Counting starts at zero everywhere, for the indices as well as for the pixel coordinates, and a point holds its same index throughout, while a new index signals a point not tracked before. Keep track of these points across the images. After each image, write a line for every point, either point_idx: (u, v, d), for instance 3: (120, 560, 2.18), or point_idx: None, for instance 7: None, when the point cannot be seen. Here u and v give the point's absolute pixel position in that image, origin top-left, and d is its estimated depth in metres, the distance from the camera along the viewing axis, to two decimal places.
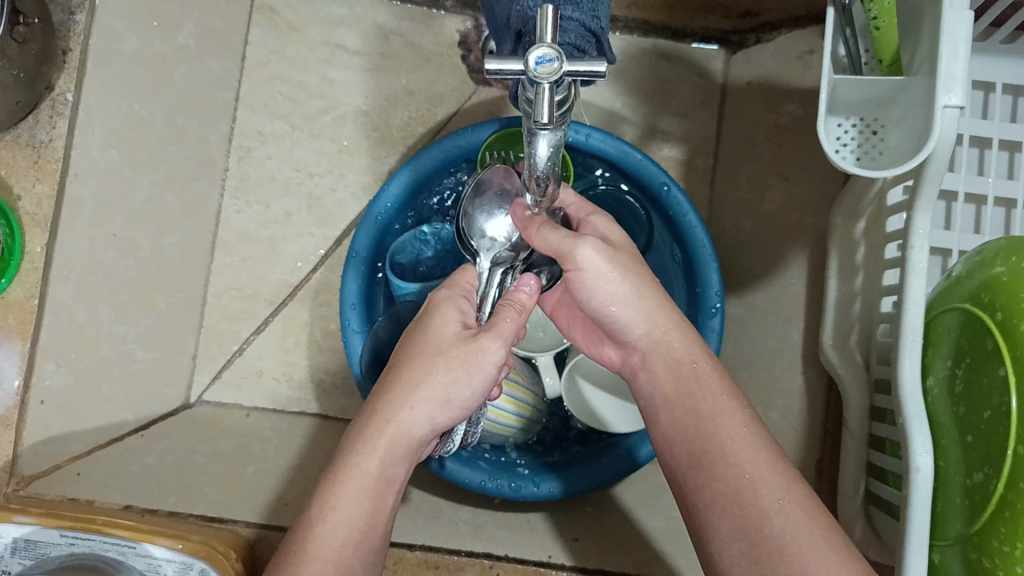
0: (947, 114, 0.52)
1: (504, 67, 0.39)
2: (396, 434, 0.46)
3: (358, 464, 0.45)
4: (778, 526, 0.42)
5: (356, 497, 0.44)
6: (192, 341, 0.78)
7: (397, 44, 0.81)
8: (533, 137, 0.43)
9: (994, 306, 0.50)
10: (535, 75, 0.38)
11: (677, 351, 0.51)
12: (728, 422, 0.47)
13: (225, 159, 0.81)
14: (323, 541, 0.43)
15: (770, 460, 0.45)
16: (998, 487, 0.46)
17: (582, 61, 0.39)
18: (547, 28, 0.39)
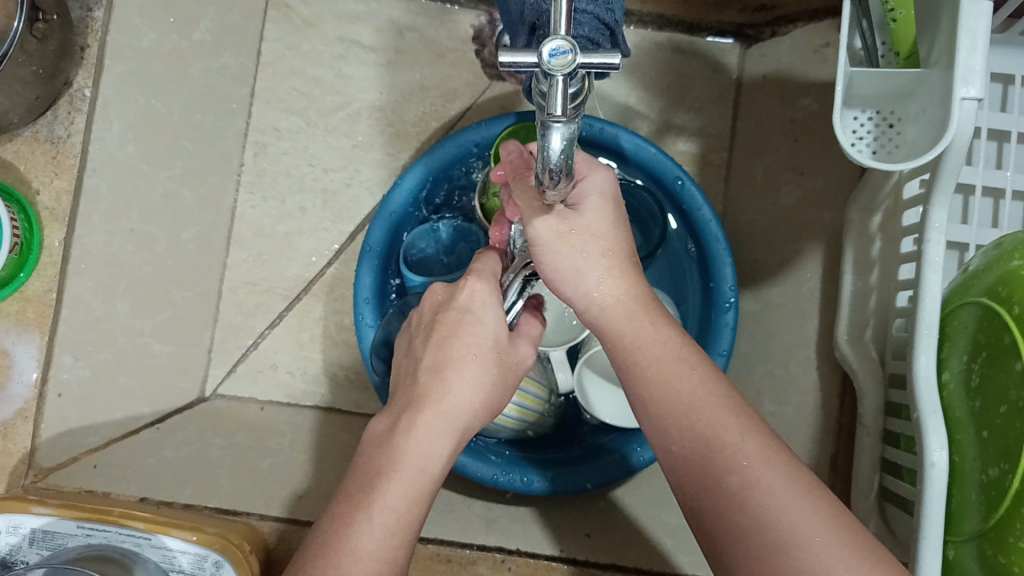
0: (964, 107, 0.52)
1: (517, 59, 0.39)
2: (436, 431, 0.46)
3: (406, 453, 0.45)
4: (741, 481, 0.40)
5: (405, 485, 0.44)
6: (208, 335, 0.77)
7: (412, 40, 0.81)
8: (546, 130, 0.43)
9: (1011, 300, 0.49)
10: (548, 67, 0.38)
11: (628, 308, 0.48)
12: (686, 377, 0.44)
13: (240, 153, 0.80)
14: (375, 527, 0.42)
15: (733, 412, 0.43)
16: (1014, 482, 0.45)
17: (596, 53, 0.38)
18: (561, 20, 0.39)
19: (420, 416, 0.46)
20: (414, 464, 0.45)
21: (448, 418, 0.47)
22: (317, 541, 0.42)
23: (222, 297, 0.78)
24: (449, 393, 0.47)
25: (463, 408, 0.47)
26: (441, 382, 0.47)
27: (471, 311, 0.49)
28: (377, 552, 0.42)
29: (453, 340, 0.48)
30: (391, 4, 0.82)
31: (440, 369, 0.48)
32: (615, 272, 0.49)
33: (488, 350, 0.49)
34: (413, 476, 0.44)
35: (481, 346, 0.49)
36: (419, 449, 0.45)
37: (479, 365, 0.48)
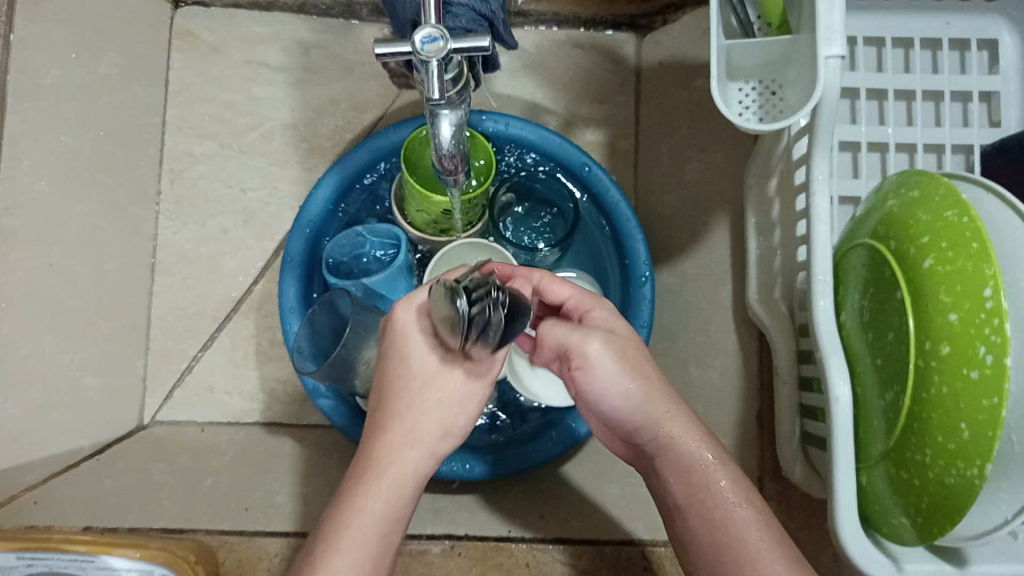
0: (829, 64, 0.56)
1: (394, 50, 0.45)
2: (402, 469, 0.48)
3: (367, 502, 0.46)
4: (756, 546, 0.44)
5: (366, 533, 0.45)
6: (140, 364, 0.78)
7: (319, 57, 0.83)
8: (435, 116, 0.49)
9: (889, 236, 0.52)
10: (423, 53, 0.43)
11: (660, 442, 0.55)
12: None
13: (157, 183, 0.81)
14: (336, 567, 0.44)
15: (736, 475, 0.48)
16: (906, 403, 0.48)
17: (466, 39, 0.44)
18: (431, 11, 0.44)
19: (364, 486, 0.47)
20: (360, 532, 0.45)
21: (397, 482, 0.47)
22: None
23: (152, 326, 0.79)
24: (411, 426, 0.48)
25: (419, 447, 0.48)
26: (402, 414, 0.49)
27: (416, 347, 0.49)
28: None
29: (398, 406, 0.49)
30: (295, 23, 0.83)
31: (385, 432, 0.49)
32: (648, 404, 0.48)
33: (437, 383, 0.49)
34: (365, 548, 0.45)
35: (429, 378, 0.49)
36: (366, 515, 0.46)
37: (432, 393, 0.49)
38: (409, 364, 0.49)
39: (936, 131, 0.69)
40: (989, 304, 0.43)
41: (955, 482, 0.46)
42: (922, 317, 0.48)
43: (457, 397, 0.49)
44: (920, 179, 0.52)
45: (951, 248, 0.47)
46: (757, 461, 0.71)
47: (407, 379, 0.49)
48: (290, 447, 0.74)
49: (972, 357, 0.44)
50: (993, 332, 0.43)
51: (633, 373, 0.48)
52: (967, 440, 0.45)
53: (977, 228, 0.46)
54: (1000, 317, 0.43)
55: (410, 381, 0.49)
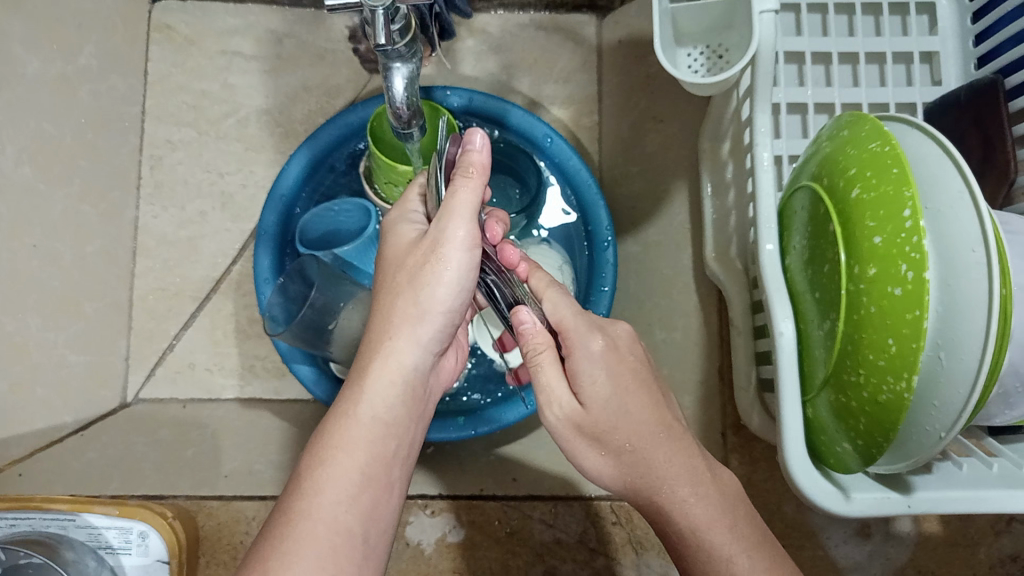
0: (765, 19, 0.59)
1: (343, 3, 0.47)
2: (384, 375, 0.49)
3: (353, 410, 0.48)
4: (724, 554, 0.47)
5: (357, 445, 0.47)
6: (123, 344, 0.80)
7: (291, 46, 0.86)
8: (387, 70, 0.52)
9: (824, 176, 0.55)
10: (370, 2, 0.46)
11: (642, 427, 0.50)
12: (677, 479, 0.49)
13: (137, 169, 0.83)
14: (326, 485, 0.45)
15: (728, 514, 0.49)
16: (841, 329, 0.51)
17: None
18: None
19: (353, 394, 0.49)
20: (351, 435, 0.47)
21: (382, 387, 0.49)
22: (260, 542, 0.43)
23: (134, 307, 0.81)
24: (394, 330, 0.50)
25: (404, 352, 0.50)
26: (387, 317, 0.50)
27: (405, 240, 0.52)
28: (332, 519, 0.44)
29: (382, 305, 0.51)
30: (268, 15, 0.87)
31: (371, 340, 0.51)
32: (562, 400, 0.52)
33: (423, 264, 0.49)
34: (355, 460, 0.47)
35: (411, 270, 0.50)
36: (358, 421, 0.48)
37: (413, 285, 0.50)
38: (396, 276, 0.51)
39: (880, 91, 0.72)
40: (908, 223, 0.46)
41: (888, 397, 0.48)
42: (852, 244, 0.50)
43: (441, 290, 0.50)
44: (851, 119, 0.55)
45: (875, 176, 0.49)
46: (721, 415, 0.73)
47: (397, 276, 0.51)
48: (268, 421, 0.77)
49: (896, 275, 0.47)
50: (913, 249, 0.46)
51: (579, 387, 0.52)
52: (895, 355, 0.47)
53: (898, 155, 0.48)
54: (919, 235, 0.46)
55: (398, 280, 0.50)
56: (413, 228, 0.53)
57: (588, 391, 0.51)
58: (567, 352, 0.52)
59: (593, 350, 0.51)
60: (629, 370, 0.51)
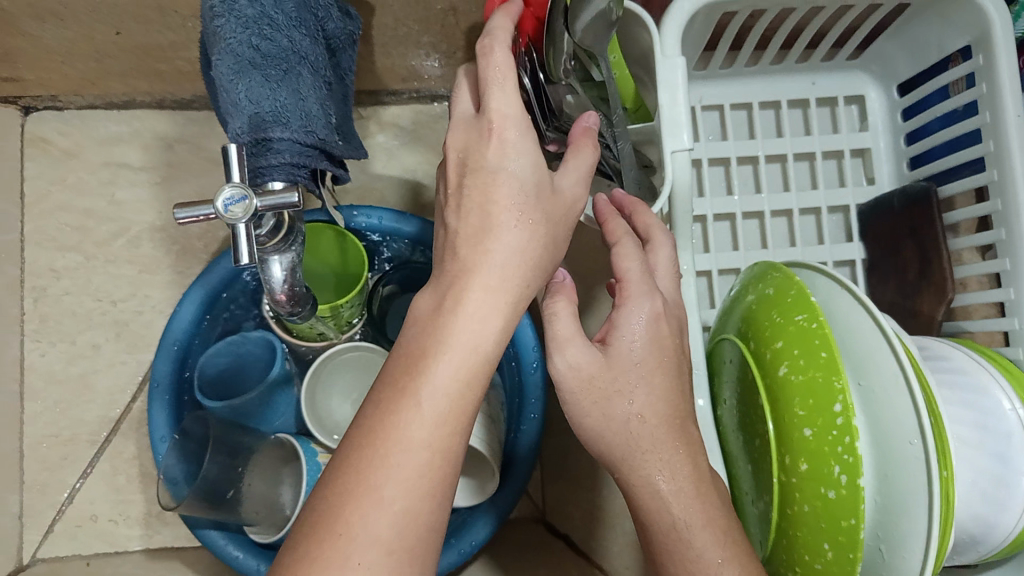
0: (678, 157, 0.55)
1: (198, 212, 0.42)
2: (473, 329, 0.37)
3: (430, 375, 0.36)
4: (697, 551, 0.42)
5: (435, 419, 0.35)
6: (15, 499, 0.73)
7: (183, 152, 0.79)
8: (265, 262, 0.47)
9: (749, 335, 0.51)
10: (226, 215, 0.41)
11: (660, 403, 0.44)
12: (661, 455, 0.43)
13: (19, 304, 0.76)
14: (399, 454, 0.34)
15: (708, 516, 0.43)
16: (774, 516, 0.47)
17: (273, 195, 0.42)
18: (235, 166, 0.42)
19: (411, 367, 0.36)
20: (432, 404, 0.35)
21: (454, 367, 0.36)
22: (304, 520, 0.34)
23: (25, 457, 0.74)
24: (480, 275, 0.38)
25: (483, 324, 0.37)
26: (466, 253, 0.39)
27: (505, 169, 0.39)
28: (400, 507, 0.34)
29: (460, 250, 0.39)
30: (156, 119, 0.79)
31: (445, 308, 0.38)
32: (665, 339, 0.45)
33: (526, 200, 0.39)
34: (422, 447, 0.35)
35: (511, 189, 0.39)
36: (432, 387, 0.36)
37: (519, 208, 0.39)
38: (499, 183, 0.39)
39: (811, 195, 0.69)
40: (840, 420, 0.43)
41: None
42: (781, 428, 0.47)
43: (532, 223, 0.39)
44: (777, 275, 0.51)
45: (803, 357, 0.46)
46: None
47: (484, 203, 0.39)
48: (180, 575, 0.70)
49: (829, 476, 0.43)
50: (845, 450, 0.42)
51: (654, 343, 0.45)
52: (831, 560, 0.44)
53: (826, 337, 0.45)
54: (851, 436, 0.42)
55: (497, 209, 0.39)
56: (525, 139, 0.39)
57: (619, 345, 0.44)
58: (619, 299, 0.46)
59: (638, 317, 0.45)
60: (668, 350, 0.45)
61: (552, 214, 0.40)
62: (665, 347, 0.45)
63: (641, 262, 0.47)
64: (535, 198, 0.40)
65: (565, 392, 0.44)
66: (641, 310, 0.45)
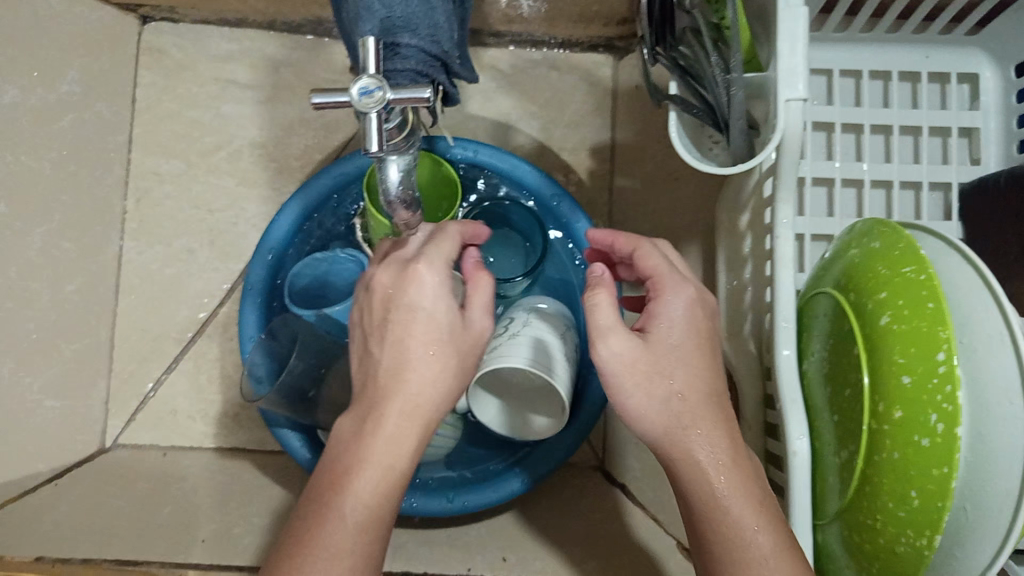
0: (792, 106, 0.54)
1: (332, 100, 0.42)
2: (426, 373, 0.46)
3: (391, 408, 0.45)
4: (734, 517, 0.44)
5: (393, 447, 0.45)
6: (103, 385, 0.77)
7: (289, 74, 0.81)
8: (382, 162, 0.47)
9: (850, 287, 0.51)
10: (359, 104, 0.41)
11: (682, 382, 0.46)
12: (699, 429, 0.46)
13: (122, 202, 0.79)
14: (358, 483, 0.44)
15: (744, 485, 0.45)
16: (859, 464, 0.48)
17: (405, 89, 0.42)
18: (370, 58, 0.42)
19: (371, 410, 0.45)
20: (390, 435, 0.45)
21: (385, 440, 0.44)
22: (290, 534, 0.43)
23: (116, 347, 0.79)
24: (411, 338, 0.46)
25: (427, 371, 0.46)
26: (387, 340, 0.46)
27: (421, 308, 0.46)
28: (352, 523, 0.43)
29: (380, 379, 0.46)
30: (266, 40, 0.81)
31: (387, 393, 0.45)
32: (682, 319, 0.47)
33: (444, 338, 0.46)
34: (381, 472, 0.44)
35: (420, 319, 0.46)
36: (391, 418, 0.45)
37: (422, 319, 0.46)
38: (416, 319, 0.46)
39: (914, 169, 0.68)
40: (942, 369, 0.43)
41: (905, 549, 0.45)
42: (876, 377, 0.47)
43: (448, 346, 0.46)
44: (884, 229, 0.50)
45: (908, 306, 0.46)
46: None
47: (398, 328, 0.46)
48: (250, 475, 0.74)
49: (923, 424, 0.44)
50: (945, 400, 0.42)
51: (689, 330, 0.47)
52: (917, 509, 0.44)
53: (934, 288, 0.45)
54: (954, 384, 0.42)
55: (421, 339, 0.46)
56: (439, 266, 0.47)
57: (659, 331, 0.47)
58: (655, 291, 0.49)
59: (676, 308, 0.48)
60: (694, 339, 0.47)
61: (468, 347, 0.48)
62: (690, 330, 0.47)
63: (664, 258, 0.50)
64: (451, 339, 0.47)
65: (610, 379, 0.46)
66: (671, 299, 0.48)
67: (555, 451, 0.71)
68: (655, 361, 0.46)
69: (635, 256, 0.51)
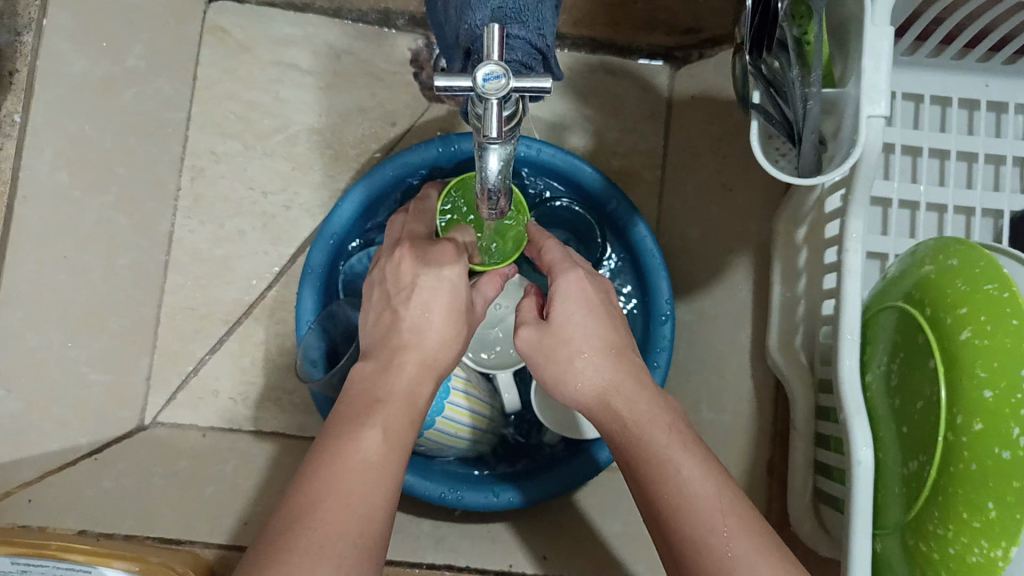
0: (871, 123, 0.55)
1: (452, 84, 0.41)
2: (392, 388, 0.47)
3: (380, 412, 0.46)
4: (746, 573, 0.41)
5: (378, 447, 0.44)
6: (145, 363, 0.75)
7: (349, 63, 0.82)
8: (484, 151, 0.44)
9: (924, 301, 0.52)
10: (482, 90, 0.39)
11: (580, 364, 0.51)
12: (684, 456, 0.46)
13: (177, 179, 0.79)
14: (342, 476, 0.42)
15: (750, 527, 0.43)
16: (931, 474, 0.49)
17: (528, 78, 0.40)
18: (494, 45, 0.40)
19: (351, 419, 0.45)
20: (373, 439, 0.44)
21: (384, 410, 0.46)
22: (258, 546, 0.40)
23: (160, 326, 0.76)
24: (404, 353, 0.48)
25: (396, 384, 0.47)
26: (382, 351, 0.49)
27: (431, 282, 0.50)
28: (342, 514, 0.41)
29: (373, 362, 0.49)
30: (328, 27, 0.82)
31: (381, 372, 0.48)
32: (579, 296, 0.53)
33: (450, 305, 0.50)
34: (364, 470, 0.43)
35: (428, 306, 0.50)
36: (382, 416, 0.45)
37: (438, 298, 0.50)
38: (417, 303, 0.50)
39: (968, 194, 0.69)
40: None
41: (978, 560, 0.46)
42: (955, 389, 0.48)
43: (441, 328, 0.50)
44: (960, 247, 0.52)
45: (991, 322, 0.47)
46: (765, 510, 0.71)
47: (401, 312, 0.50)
48: (290, 461, 0.72)
49: (1005, 436, 0.45)
50: None
51: (597, 316, 0.53)
52: (994, 518, 0.45)
53: (1018, 306, 0.46)
54: None
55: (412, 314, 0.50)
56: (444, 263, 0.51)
57: (560, 308, 0.53)
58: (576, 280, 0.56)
59: (570, 279, 0.54)
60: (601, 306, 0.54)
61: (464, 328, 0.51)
62: (580, 301, 0.53)
63: (562, 251, 0.57)
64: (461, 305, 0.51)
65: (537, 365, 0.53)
66: (570, 271, 0.55)
67: (585, 463, 0.68)
68: (553, 331, 0.52)
69: (540, 253, 0.59)
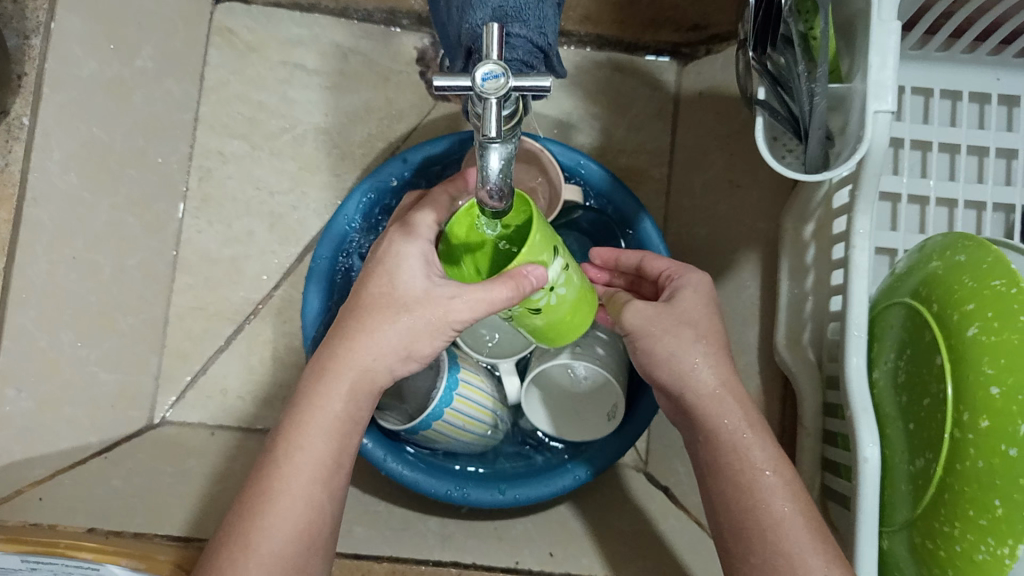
0: (879, 119, 0.54)
1: (452, 83, 0.40)
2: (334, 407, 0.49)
3: (314, 427, 0.49)
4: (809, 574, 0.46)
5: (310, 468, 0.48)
6: (155, 362, 0.77)
7: (356, 62, 0.82)
8: (483, 151, 0.43)
9: (931, 298, 0.52)
10: (481, 89, 0.38)
11: (703, 366, 0.53)
12: (757, 458, 0.51)
13: (185, 180, 0.80)
14: (275, 509, 0.47)
15: (809, 526, 0.48)
16: (937, 471, 0.48)
17: (528, 77, 0.39)
18: (493, 44, 0.40)
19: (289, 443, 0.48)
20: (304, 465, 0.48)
21: (322, 428, 0.49)
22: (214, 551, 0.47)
23: (170, 325, 0.79)
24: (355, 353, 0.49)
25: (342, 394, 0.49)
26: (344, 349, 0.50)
27: (396, 274, 0.49)
28: (273, 541, 0.46)
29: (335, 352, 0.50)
30: (335, 27, 0.82)
31: (321, 376, 0.49)
32: (699, 291, 0.55)
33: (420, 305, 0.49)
34: (291, 499, 0.47)
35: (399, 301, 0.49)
36: (316, 435, 0.49)
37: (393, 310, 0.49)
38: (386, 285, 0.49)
39: (978, 189, 0.68)
40: None
41: (984, 558, 0.46)
42: (961, 386, 0.48)
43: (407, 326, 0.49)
44: (968, 243, 0.51)
45: (998, 319, 0.47)
46: None
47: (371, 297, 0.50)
48: None
49: (1011, 434, 0.44)
50: None
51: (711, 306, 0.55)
52: (1000, 517, 0.45)
53: None
54: None
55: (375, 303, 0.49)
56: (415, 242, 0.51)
57: (683, 298, 0.55)
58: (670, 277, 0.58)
59: (697, 278, 0.56)
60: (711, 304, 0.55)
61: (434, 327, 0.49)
62: (700, 300, 0.55)
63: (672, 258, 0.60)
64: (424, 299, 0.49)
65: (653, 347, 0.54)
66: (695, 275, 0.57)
67: (564, 476, 0.68)
68: (667, 317, 0.54)
69: (643, 261, 0.62)
